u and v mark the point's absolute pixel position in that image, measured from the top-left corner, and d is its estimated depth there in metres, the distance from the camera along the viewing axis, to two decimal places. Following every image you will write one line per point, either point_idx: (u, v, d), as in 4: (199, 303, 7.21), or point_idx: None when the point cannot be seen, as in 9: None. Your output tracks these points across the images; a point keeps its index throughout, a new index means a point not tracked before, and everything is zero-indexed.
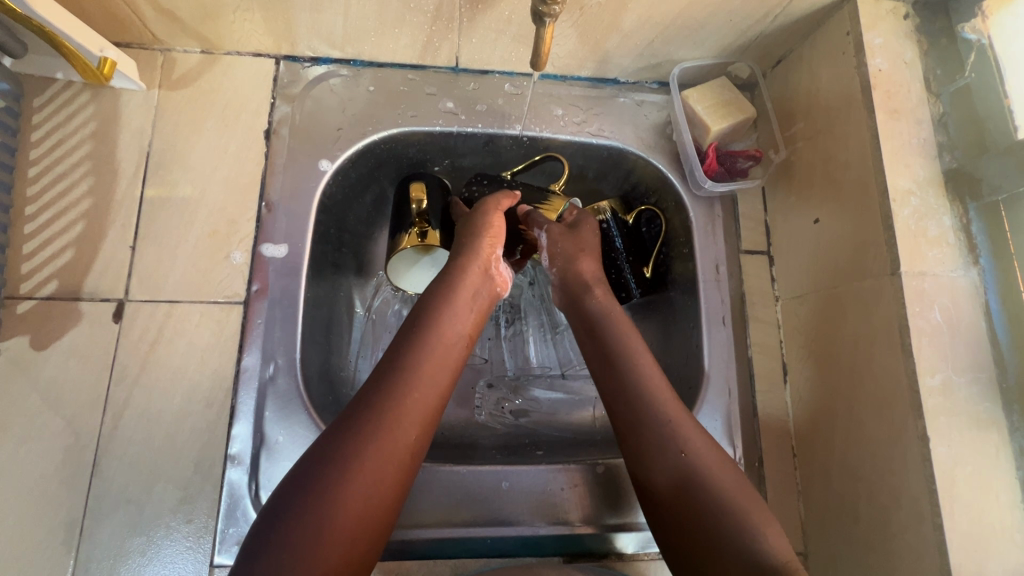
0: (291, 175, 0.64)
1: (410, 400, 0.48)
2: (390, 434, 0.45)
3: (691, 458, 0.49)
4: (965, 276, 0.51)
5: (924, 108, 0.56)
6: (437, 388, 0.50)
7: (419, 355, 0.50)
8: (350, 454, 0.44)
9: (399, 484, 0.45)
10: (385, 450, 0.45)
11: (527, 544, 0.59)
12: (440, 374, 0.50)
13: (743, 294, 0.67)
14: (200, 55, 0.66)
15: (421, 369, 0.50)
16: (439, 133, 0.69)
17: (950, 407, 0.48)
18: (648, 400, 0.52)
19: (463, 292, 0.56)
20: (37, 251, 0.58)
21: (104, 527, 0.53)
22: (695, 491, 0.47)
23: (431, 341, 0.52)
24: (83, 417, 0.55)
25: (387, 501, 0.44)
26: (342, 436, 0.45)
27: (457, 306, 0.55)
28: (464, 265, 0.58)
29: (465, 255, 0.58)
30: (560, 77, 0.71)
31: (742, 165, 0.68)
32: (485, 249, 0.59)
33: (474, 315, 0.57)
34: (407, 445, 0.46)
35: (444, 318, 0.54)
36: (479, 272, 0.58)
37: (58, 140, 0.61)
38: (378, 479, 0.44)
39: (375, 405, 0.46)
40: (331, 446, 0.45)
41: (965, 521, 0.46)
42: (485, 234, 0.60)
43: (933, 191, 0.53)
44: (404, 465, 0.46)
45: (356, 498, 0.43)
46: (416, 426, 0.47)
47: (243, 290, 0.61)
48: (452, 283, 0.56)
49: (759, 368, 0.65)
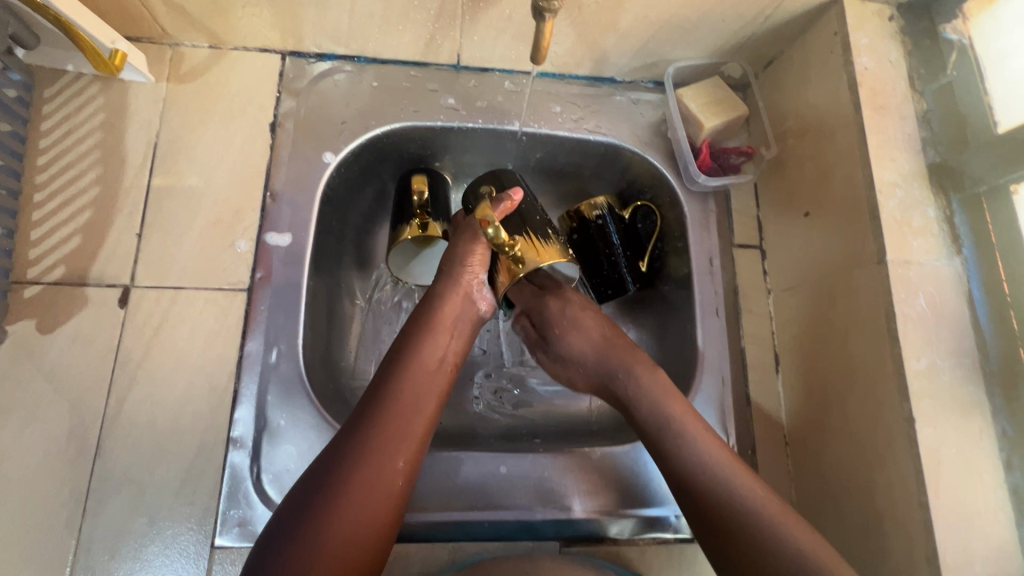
0: (296, 166, 0.65)
1: (394, 427, 0.50)
2: (378, 461, 0.48)
3: (721, 476, 0.51)
4: (949, 265, 0.53)
5: (909, 104, 0.58)
6: (421, 414, 0.52)
7: (402, 384, 0.52)
8: (339, 481, 0.46)
9: (390, 507, 0.48)
10: (373, 474, 0.47)
11: (525, 528, 0.60)
12: (423, 401, 0.53)
13: (736, 287, 0.69)
14: (208, 50, 0.67)
15: (404, 399, 0.52)
16: (440, 128, 0.70)
17: (935, 390, 0.50)
18: (675, 427, 0.54)
19: (444, 320, 0.58)
20: (45, 237, 0.59)
21: (107, 508, 0.54)
22: (724, 506, 0.49)
23: (413, 370, 0.54)
24: (88, 400, 0.56)
25: (378, 524, 0.47)
26: (332, 461, 0.47)
27: (439, 334, 0.57)
28: (443, 291, 0.58)
29: (445, 283, 0.59)
30: (558, 75, 0.73)
31: (736, 161, 0.70)
32: (465, 279, 0.59)
33: (458, 341, 0.58)
34: (394, 472, 0.48)
35: (425, 347, 0.56)
36: (460, 299, 0.59)
37: (67, 130, 0.62)
38: (367, 504, 0.46)
39: (361, 432, 0.49)
40: (322, 473, 0.47)
41: (950, 500, 0.47)
42: (467, 263, 0.59)
43: (918, 183, 0.55)
44: (392, 490, 0.48)
45: (346, 524, 0.45)
46: (401, 451, 0.49)
47: (247, 277, 0.62)
48: (433, 312, 0.58)
49: (752, 358, 0.66)
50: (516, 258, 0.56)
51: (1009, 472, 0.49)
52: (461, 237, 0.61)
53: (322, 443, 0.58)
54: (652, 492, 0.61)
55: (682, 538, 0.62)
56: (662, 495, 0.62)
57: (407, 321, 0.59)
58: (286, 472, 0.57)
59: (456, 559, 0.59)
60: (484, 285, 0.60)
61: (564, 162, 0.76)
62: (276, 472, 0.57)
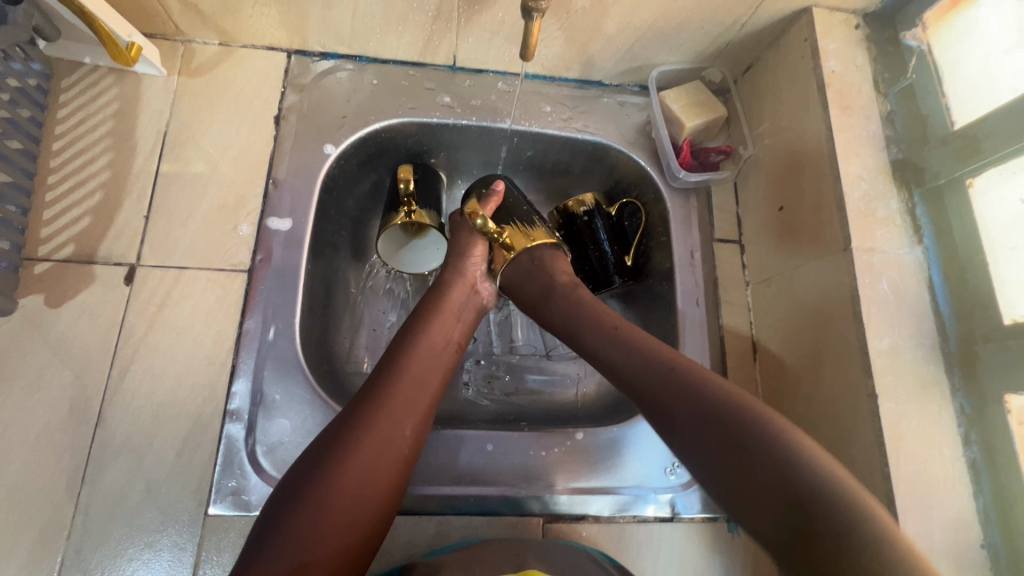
0: (298, 156, 0.69)
1: (403, 398, 0.52)
2: (388, 426, 0.50)
3: (743, 426, 0.47)
4: (911, 253, 0.57)
5: (873, 105, 0.62)
6: (428, 388, 0.55)
7: (412, 357, 0.55)
8: (351, 442, 0.48)
9: (398, 471, 0.50)
10: (384, 436, 0.50)
11: (510, 503, 0.61)
12: (430, 375, 0.55)
13: (716, 279, 0.72)
14: (218, 47, 0.71)
15: (413, 370, 0.55)
16: (436, 124, 0.74)
17: (896, 368, 0.53)
18: (692, 380, 0.51)
19: (449, 304, 0.62)
20: (57, 217, 0.62)
21: (106, 475, 0.56)
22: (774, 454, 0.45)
23: (422, 345, 0.57)
24: (91, 371, 0.59)
25: (386, 486, 0.49)
26: (344, 424, 0.50)
27: (445, 316, 0.61)
28: (450, 280, 0.64)
29: (454, 272, 0.65)
30: (549, 78, 0.77)
31: (715, 159, 0.75)
32: (469, 267, 0.65)
33: (463, 325, 0.62)
34: (403, 437, 0.51)
35: (433, 325, 0.59)
36: (464, 287, 0.64)
37: (82, 118, 0.66)
38: (377, 466, 0.48)
39: (373, 399, 0.51)
40: (333, 435, 0.49)
41: (911, 471, 0.50)
42: (469, 255, 0.66)
43: (881, 177, 0.59)
44: (399, 457, 0.50)
45: (356, 483, 0.47)
46: (408, 421, 0.52)
47: (248, 259, 0.65)
48: (442, 296, 0.62)
49: (730, 346, 0.69)
50: (507, 245, 0.65)
51: (967, 446, 0.52)
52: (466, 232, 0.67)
53: (316, 418, 0.60)
54: (630, 471, 0.64)
55: (662, 518, 0.64)
56: (641, 476, 0.64)
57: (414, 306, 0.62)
58: (280, 444, 0.59)
59: (440, 538, 0.60)
60: (484, 277, 0.66)
61: (554, 159, 0.79)
62: (270, 445, 0.59)
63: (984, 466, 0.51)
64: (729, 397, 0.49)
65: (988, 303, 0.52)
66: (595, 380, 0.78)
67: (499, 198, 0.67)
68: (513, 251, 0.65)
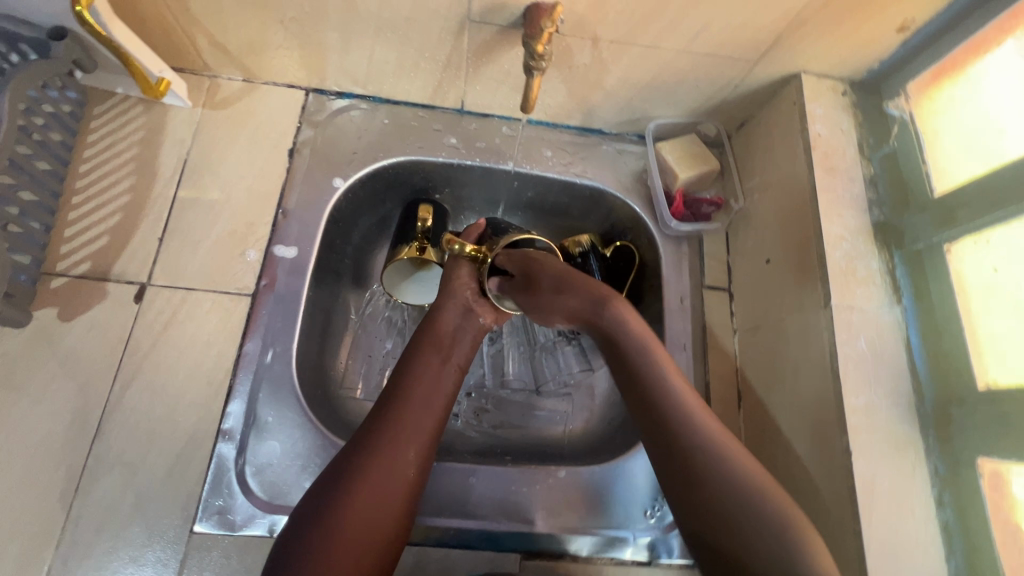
0: (308, 188, 0.73)
1: (405, 424, 0.54)
2: (392, 453, 0.52)
3: (728, 475, 0.46)
4: (890, 313, 0.58)
5: (858, 168, 0.65)
6: (431, 414, 0.56)
7: (412, 383, 0.57)
8: (356, 472, 0.50)
9: (404, 496, 0.52)
10: (388, 464, 0.51)
11: (489, 538, 0.62)
12: (432, 399, 0.57)
13: (704, 325, 0.74)
14: (241, 83, 0.76)
15: (415, 396, 0.56)
16: (442, 163, 0.78)
17: (872, 426, 0.54)
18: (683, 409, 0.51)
19: (446, 327, 0.63)
20: (77, 235, 0.66)
21: (99, 487, 0.58)
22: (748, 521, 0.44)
23: (421, 370, 0.59)
24: (95, 384, 0.61)
25: (393, 513, 0.50)
26: (349, 455, 0.51)
27: (443, 339, 0.62)
28: (443, 301, 0.65)
29: (446, 293, 0.65)
30: (551, 124, 0.81)
31: (706, 210, 0.78)
32: (463, 287, 0.66)
33: (465, 346, 0.64)
34: (407, 462, 0.53)
35: (431, 348, 0.61)
36: (459, 308, 0.65)
37: (110, 143, 0.70)
38: (384, 492, 0.50)
39: (376, 428, 0.53)
40: (340, 466, 0.51)
41: (883, 531, 0.51)
42: (461, 276, 0.66)
43: (863, 238, 0.61)
44: (405, 484, 0.52)
45: (364, 511, 0.49)
46: (412, 446, 0.53)
47: (252, 284, 0.68)
48: (436, 319, 0.64)
49: (716, 392, 0.71)
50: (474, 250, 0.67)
51: (940, 509, 0.52)
52: (450, 261, 0.68)
53: (305, 442, 0.62)
54: (609, 512, 0.65)
55: (638, 561, 0.64)
56: (621, 517, 0.65)
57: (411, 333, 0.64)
58: (268, 466, 0.61)
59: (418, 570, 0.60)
60: (478, 296, 0.66)
61: (553, 201, 0.83)
62: (259, 466, 0.61)
63: (957, 529, 0.51)
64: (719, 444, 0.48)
65: (963, 368, 0.53)
66: (582, 417, 0.79)
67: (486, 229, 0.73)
68: (489, 258, 0.67)
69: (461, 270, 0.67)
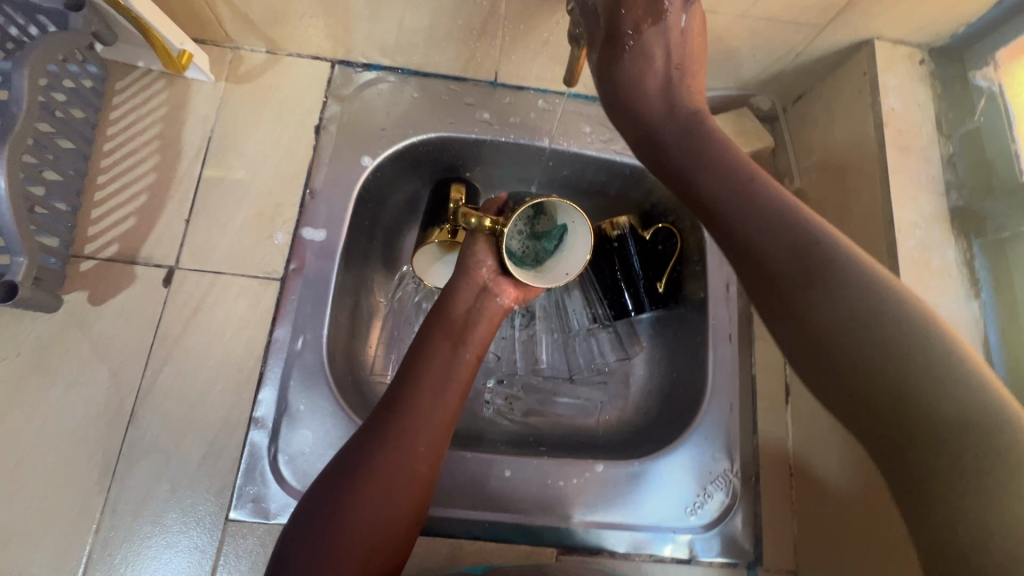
0: (336, 167, 0.69)
1: (412, 417, 0.52)
2: (399, 448, 0.50)
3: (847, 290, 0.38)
4: (965, 308, 0.53)
5: (934, 147, 0.58)
6: (442, 406, 0.54)
7: (422, 373, 0.55)
8: (360, 470, 0.49)
9: (413, 490, 0.50)
10: (395, 459, 0.50)
11: (525, 532, 0.61)
12: (442, 388, 0.55)
13: (750, 314, 0.71)
14: (265, 55, 0.72)
15: (422, 386, 0.54)
16: (474, 140, 0.73)
17: None
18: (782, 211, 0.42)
19: (458, 310, 0.61)
20: (104, 216, 0.64)
21: (135, 472, 0.58)
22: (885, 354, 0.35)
23: (431, 357, 0.56)
24: (127, 369, 0.60)
25: (401, 508, 0.49)
26: (355, 451, 0.50)
27: (453, 323, 0.60)
28: (456, 284, 0.62)
29: (460, 275, 0.62)
30: (591, 98, 0.76)
31: None
32: (473, 266, 0.62)
33: (482, 329, 0.61)
34: (416, 456, 0.51)
35: (439, 332, 0.59)
36: (472, 289, 0.62)
37: (133, 120, 0.68)
38: (390, 490, 0.49)
39: (382, 423, 0.51)
40: (344, 460, 0.50)
41: None
42: (474, 257, 0.63)
43: (938, 225, 0.56)
44: (414, 480, 0.50)
45: (369, 510, 0.47)
46: (421, 438, 0.51)
47: (281, 268, 0.65)
48: (447, 304, 0.61)
49: (762, 386, 0.68)
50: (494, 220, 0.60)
51: None
52: (468, 236, 0.65)
53: (337, 431, 0.60)
54: (646, 509, 0.62)
55: (678, 559, 0.62)
56: (659, 515, 0.62)
57: (424, 319, 0.61)
58: (301, 454, 0.59)
59: (453, 561, 0.60)
60: (496, 275, 0.63)
61: (590, 180, 0.78)
62: (292, 454, 0.59)
63: None
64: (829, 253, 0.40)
65: None
66: (616, 407, 0.76)
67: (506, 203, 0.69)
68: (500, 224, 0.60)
69: (475, 253, 0.63)
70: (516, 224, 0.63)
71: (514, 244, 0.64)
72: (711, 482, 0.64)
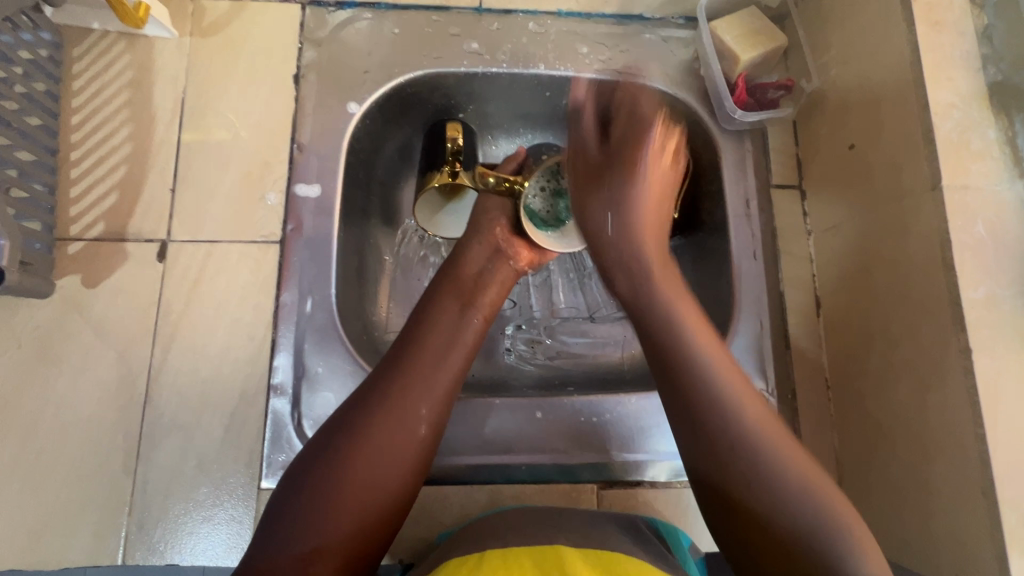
0: (321, 117, 0.65)
1: (416, 376, 0.49)
2: (402, 407, 0.47)
3: (749, 436, 0.43)
4: (1010, 190, 0.50)
5: (968, 19, 0.53)
6: (447, 368, 0.51)
7: (427, 332, 0.52)
8: (360, 428, 0.46)
9: (413, 454, 0.47)
10: (395, 421, 0.47)
11: (561, 471, 0.60)
12: (449, 348, 0.52)
13: (774, 229, 0.67)
14: (229, 3, 0.67)
15: (426, 346, 0.51)
16: (464, 74, 0.68)
17: (995, 320, 0.47)
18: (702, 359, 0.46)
19: (469, 269, 0.59)
20: (84, 195, 0.61)
21: (159, 452, 0.56)
22: (776, 498, 0.41)
23: (437, 317, 0.54)
24: (134, 349, 0.58)
25: (400, 471, 0.46)
26: (356, 408, 0.47)
27: (462, 282, 0.57)
28: (469, 241, 0.61)
29: (473, 234, 0.61)
30: (585, 15, 0.71)
31: (773, 95, 0.67)
32: (487, 226, 0.61)
33: (493, 289, 0.59)
34: (418, 418, 0.48)
35: (447, 292, 0.56)
36: (486, 248, 0.60)
37: (98, 88, 0.63)
38: (390, 451, 0.46)
39: (385, 379, 0.49)
40: (343, 417, 0.47)
41: (1010, 434, 0.45)
42: (488, 216, 0.62)
43: (977, 103, 0.51)
44: (416, 442, 0.47)
45: (368, 469, 0.44)
46: (425, 401, 0.48)
47: (279, 230, 0.62)
48: (459, 263, 0.59)
49: (792, 302, 0.65)
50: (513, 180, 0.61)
51: None
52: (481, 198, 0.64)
53: None
54: None
55: None
56: None
57: (434, 276, 0.59)
58: (326, 417, 0.57)
59: (494, 504, 0.59)
60: (509, 235, 0.62)
61: None
62: (316, 418, 0.57)
63: None
64: (740, 405, 0.44)
65: None
66: None
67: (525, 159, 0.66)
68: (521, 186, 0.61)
69: (493, 214, 0.62)
70: (535, 182, 0.62)
71: (536, 203, 0.63)
72: None
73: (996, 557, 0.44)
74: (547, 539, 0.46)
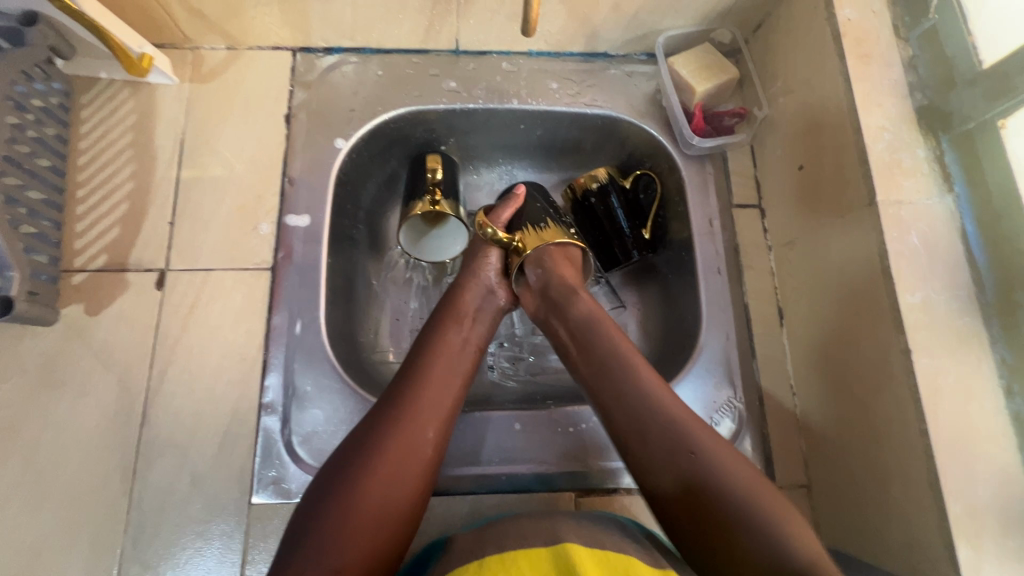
0: (310, 152, 0.70)
1: (423, 403, 0.53)
2: (408, 433, 0.51)
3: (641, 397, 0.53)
4: (941, 203, 0.54)
5: (894, 51, 0.59)
6: (448, 392, 0.55)
7: (429, 363, 0.56)
8: (370, 456, 0.49)
9: (421, 476, 0.50)
10: (405, 447, 0.50)
11: (542, 481, 0.62)
12: (450, 378, 0.56)
13: (737, 246, 0.72)
14: (225, 52, 0.73)
15: (431, 377, 0.55)
16: (444, 110, 0.73)
17: (930, 322, 0.51)
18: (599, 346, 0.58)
19: (466, 305, 0.62)
20: (88, 229, 0.65)
21: (155, 470, 0.59)
22: (676, 441, 0.50)
23: (438, 350, 0.57)
24: (133, 373, 0.61)
25: (410, 491, 0.49)
26: (364, 436, 0.50)
27: (460, 317, 0.61)
28: (465, 281, 0.64)
29: (467, 274, 0.64)
30: (554, 54, 0.77)
31: (729, 122, 0.73)
32: (485, 267, 0.65)
33: (484, 325, 0.62)
34: (424, 442, 0.51)
35: (446, 328, 0.60)
36: (480, 287, 0.64)
37: (103, 131, 0.68)
38: (399, 472, 0.49)
39: (391, 408, 0.52)
40: (350, 449, 0.50)
41: (949, 428, 0.48)
42: (486, 258, 0.65)
43: (906, 125, 0.56)
44: (424, 460, 0.51)
45: (380, 492, 0.47)
46: (430, 425, 0.52)
47: (270, 257, 0.66)
48: (456, 299, 0.62)
49: (755, 313, 0.69)
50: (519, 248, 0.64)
51: (1010, 399, 0.49)
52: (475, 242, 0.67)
53: (345, 407, 0.61)
54: None
55: None
56: None
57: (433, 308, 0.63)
58: (314, 433, 0.60)
59: (475, 514, 0.61)
60: (501, 278, 0.65)
61: (565, 137, 0.78)
62: (305, 434, 0.60)
63: None
64: (629, 374, 0.55)
65: None
66: None
67: (519, 205, 0.67)
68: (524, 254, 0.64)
69: (486, 262, 0.65)
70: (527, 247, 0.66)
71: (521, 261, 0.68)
72: (717, 411, 0.64)
73: (944, 546, 0.47)
74: (544, 537, 0.48)
